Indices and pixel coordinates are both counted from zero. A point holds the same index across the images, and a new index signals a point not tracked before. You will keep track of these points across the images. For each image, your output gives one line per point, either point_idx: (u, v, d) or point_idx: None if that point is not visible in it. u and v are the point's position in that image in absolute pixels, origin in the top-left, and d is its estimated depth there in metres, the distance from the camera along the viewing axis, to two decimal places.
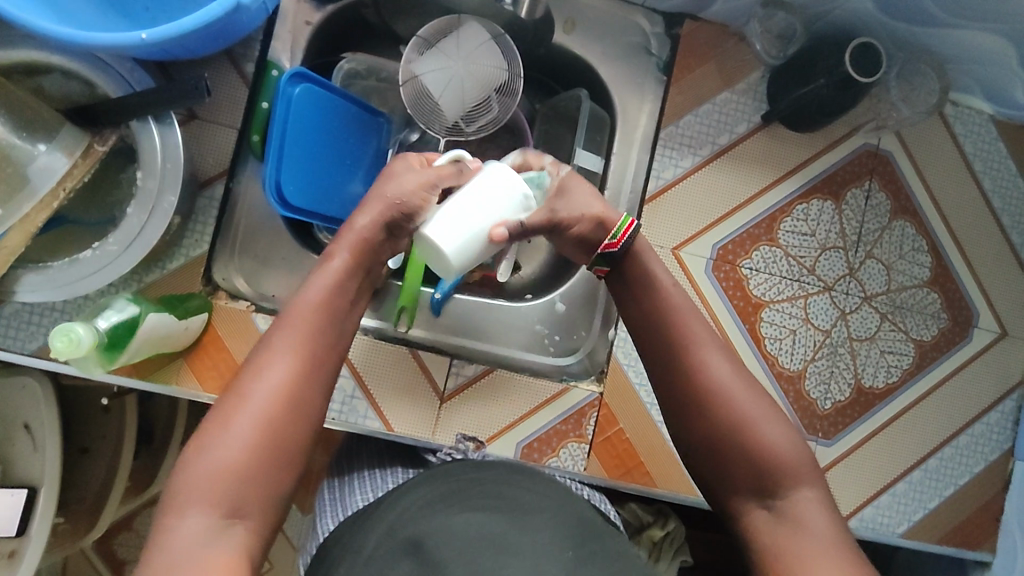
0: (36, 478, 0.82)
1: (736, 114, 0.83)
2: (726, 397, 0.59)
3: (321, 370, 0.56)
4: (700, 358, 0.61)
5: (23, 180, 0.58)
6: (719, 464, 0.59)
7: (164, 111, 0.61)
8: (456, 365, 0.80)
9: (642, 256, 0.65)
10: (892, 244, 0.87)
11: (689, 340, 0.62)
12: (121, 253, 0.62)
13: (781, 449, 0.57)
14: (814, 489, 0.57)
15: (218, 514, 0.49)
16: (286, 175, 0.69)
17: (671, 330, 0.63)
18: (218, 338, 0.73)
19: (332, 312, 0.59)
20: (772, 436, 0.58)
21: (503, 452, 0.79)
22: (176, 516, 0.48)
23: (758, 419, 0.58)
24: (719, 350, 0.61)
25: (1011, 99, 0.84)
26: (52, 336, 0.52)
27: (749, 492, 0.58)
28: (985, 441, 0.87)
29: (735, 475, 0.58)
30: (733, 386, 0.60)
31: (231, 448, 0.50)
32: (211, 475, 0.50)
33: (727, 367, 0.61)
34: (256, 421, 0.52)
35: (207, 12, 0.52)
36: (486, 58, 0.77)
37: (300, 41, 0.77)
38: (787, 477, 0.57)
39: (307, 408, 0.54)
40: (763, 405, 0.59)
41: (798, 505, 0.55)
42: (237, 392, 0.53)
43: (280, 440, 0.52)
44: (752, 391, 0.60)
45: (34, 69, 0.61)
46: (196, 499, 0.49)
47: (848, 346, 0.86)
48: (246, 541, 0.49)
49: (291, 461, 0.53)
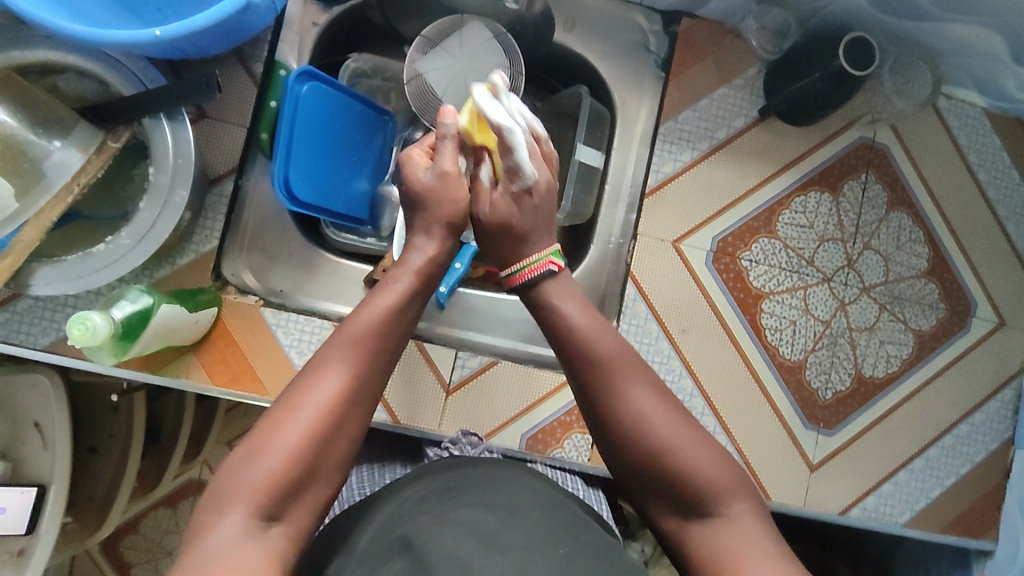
0: (46, 476, 0.83)
1: (733, 109, 0.85)
2: (645, 426, 0.56)
3: (373, 386, 0.55)
4: (616, 386, 0.57)
5: (39, 175, 0.59)
6: (644, 489, 0.56)
7: (176, 108, 0.63)
8: (460, 358, 0.81)
9: (545, 285, 0.63)
10: (889, 235, 0.88)
11: (605, 371, 0.58)
12: (134, 246, 0.63)
13: (706, 473, 0.54)
14: (744, 502, 0.54)
15: (254, 520, 0.48)
16: (293, 171, 0.70)
17: (586, 363, 0.59)
18: (228, 332, 0.75)
19: (390, 332, 0.57)
20: (697, 459, 0.54)
21: (507, 444, 0.80)
22: (216, 514, 0.47)
23: (681, 445, 0.55)
24: (640, 380, 0.58)
25: (1003, 93, 0.85)
26: (68, 324, 0.54)
27: (674, 514, 0.55)
28: (984, 430, 0.88)
29: (659, 490, 0.55)
30: (653, 416, 0.56)
31: (279, 455, 0.49)
32: (256, 478, 0.48)
33: (648, 395, 0.57)
34: (304, 430, 0.50)
35: (220, 10, 0.54)
36: (488, 56, 0.79)
37: (307, 42, 0.80)
38: (709, 493, 0.53)
39: (354, 425, 0.53)
40: (685, 428, 0.56)
41: (728, 519, 0.53)
42: (290, 401, 0.52)
43: (325, 450, 0.51)
44: (673, 416, 0.56)
45: (48, 69, 0.63)
46: (237, 499, 0.48)
47: (848, 337, 0.87)
48: (281, 547, 0.48)
49: (332, 470, 0.52)
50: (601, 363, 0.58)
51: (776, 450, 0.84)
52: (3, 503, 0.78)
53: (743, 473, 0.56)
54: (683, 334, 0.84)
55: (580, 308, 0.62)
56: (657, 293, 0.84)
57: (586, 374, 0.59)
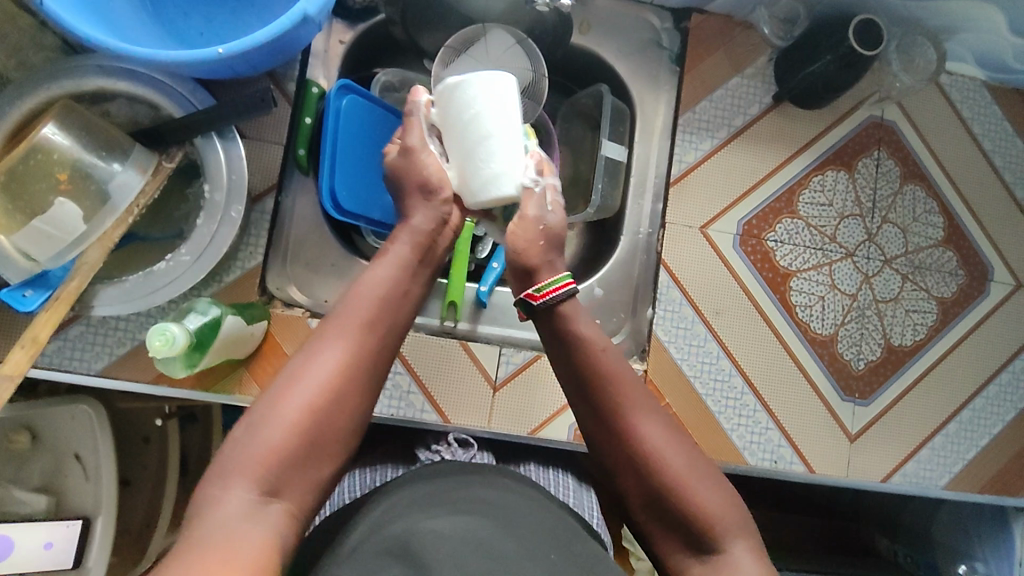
0: (90, 508, 0.82)
1: (747, 97, 0.89)
2: (653, 459, 0.57)
3: (375, 367, 0.57)
4: (629, 426, 0.58)
5: (104, 197, 0.61)
6: (652, 523, 0.57)
7: (227, 125, 0.65)
8: (504, 355, 0.83)
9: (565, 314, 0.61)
10: (905, 208, 0.91)
11: (613, 397, 0.59)
12: (193, 263, 0.65)
13: (711, 510, 0.55)
14: (744, 539, 0.55)
15: (257, 494, 0.49)
16: (339, 182, 0.74)
17: (594, 390, 0.60)
18: (278, 345, 0.76)
19: (384, 310, 0.58)
20: (703, 495, 0.56)
21: (556, 436, 0.81)
22: (219, 488, 0.49)
23: (687, 480, 0.56)
24: (649, 417, 0.58)
25: (1002, 64, 0.89)
26: (149, 335, 0.55)
27: (682, 550, 0.56)
28: (1012, 389, 0.91)
29: (668, 526, 0.56)
30: (663, 451, 0.57)
31: (275, 431, 0.51)
32: (260, 450, 0.50)
33: (656, 429, 0.58)
34: (305, 406, 0.52)
35: (276, 26, 0.57)
36: (512, 61, 0.82)
37: (335, 59, 0.83)
38: (714, 531, 0.54)
39: (350, 405, 0.54)
40: (692, 463, 0.57)
41: (731, 555, 0.54)
42: (291, 374, 0.54)
43: (325, 427, 0.53)
44: (681, 449, 0.58)
45: (101, 96, 0.65)
46: (243, 472, 0.49)
47: (874, 308, 0.90)
48: (282, 523, 0.49)
49: (332, 448, 0.53)
50: (612, 391, 0.59)
51: (815, 424, 0.87)
52: (50, 537, 0.78)
53: (745, 506, 0.57)
54: (718, 316, 0.86)
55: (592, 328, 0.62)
56: (688, 280, 0.86)
57: (598, 410, 0.59)
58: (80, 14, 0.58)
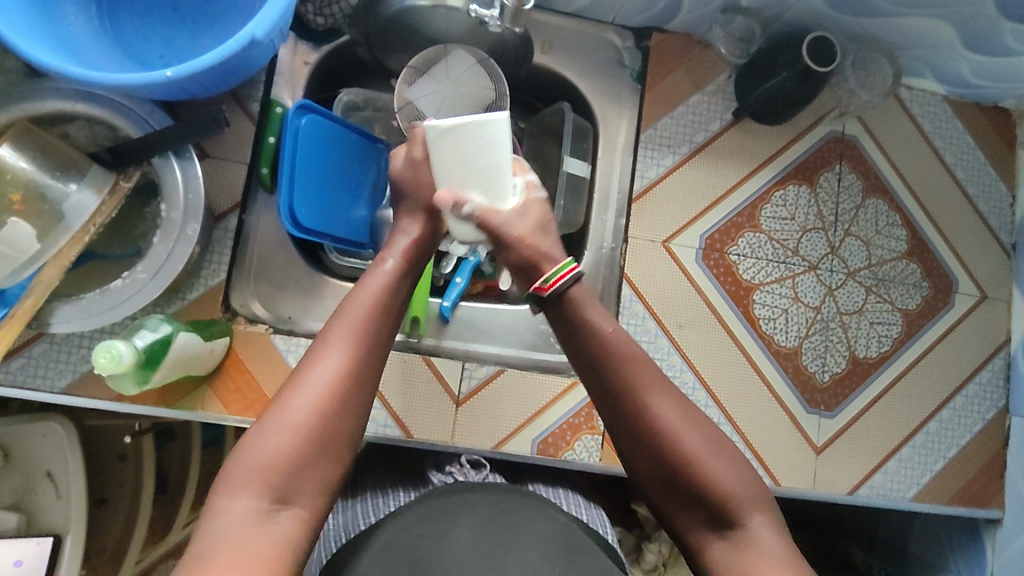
0: (61, 526, 0.83)
1: (708, 114, 0.90)
2: (673, 436, 0.57)
3: (373, 370, 0.56)
4: (643, 401, 0.58)
5: (58, 217, 0.62)
6: (671, 502, 0.57)
7: (183, 145, 0.67)
8: (467, 370, 0.83)
9: (576, 300, 0.63)
10: (868, 221, 0.92)
11: (629, 373, 0.59)
12: (149, 280, 0.66)
13: (730, 487, 0.55)
14: (764, 513, 0.55)
15: (265, 502, 0.49)
16: (299, 201, 0.74)
17: (612, 366, 0.60)
18: (240, 362, 0.77)
19: (384, 313, 0.59)
20: (721, 473, 0.56)
21: (519, 451, 0.82)
22: (227, 496, 0.48)
23: (706, 456, 0.56)
24: (662, 392, 0.59)
25: (960, 79, 0.91)
26: (95, 352, 0.57)
27: (703, 527, 0.56)
28: (980, 400, 0.91)
29: (690, 504, 0.56)
30: (676, 424, 0.57)
31: (281, 436, 0.50)
32: (267, 455, 0.50)
33: (673, 408, 0.58)
34: (307, 412, 0.52)
35: (224, 48, 0.58)
36: (473, 79, 0.84)
37: (300, 79, 0.84)
38: (733, 509, 0.55)
39: (359, 406, 0.54)
40: (707, 439, 0.57)
41: (750, 529, 0.54)
42: (294, 383, 0.53)
43: (331, 429, 0.52)
44: (697, 426, 0.58)
45: (60, 117, 0.66)
46: (250, 478, 0.49)
47: (838, 320, 0.90)
48: (294, 529, 0.49)
49: (338, 448, 0.52)
50: (629, 367, 0.60)
51: (781, 436, 0.86)
52: (19, 555, 0.79)
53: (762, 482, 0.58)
54: (682, 330, 0.87)
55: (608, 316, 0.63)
56: (651, 293, 0.87)
57: (613, 383, 0.60)
58: (40, 42, 0.60)
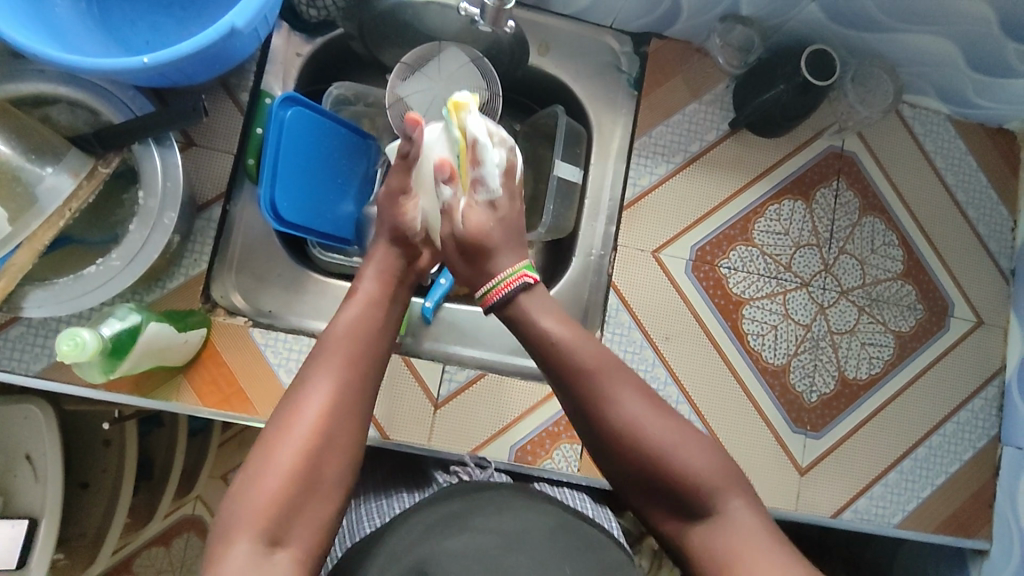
0: (37, 509, 0.82)
1: (704, 123, 0.89)
2: (639, 433, 0.55)
3: (362, 399, 0.55)
4: (607, 403, 0.56)
5: (32, 199, 0.63)
6: (644, 494, 0.57)
7: (164, 133, 0.67)
8: (447, 372, 0.82)
9: (521, 311, 0.61)
10: (864, 240, 0.90)
11: (586, 376, 0.57)
12: (124, 267, 0.66)
13: (703, 475, 0.54)
14: (741, 497, 0.54)
15: (261, 544, 0.48)
16: (280, 193, 0.73)
17: (571, 374, 0.57)
18: (216, 353, 0.76)
19: (366, 342, 0.58)
20: (692, 462, 0.54)
21: (496, 458, 0.81)
22: (224, 546, 0.47)
23: (675, 447, 0.55)
24: (626, 387, 0.57)
25: (963, 98, 0.89)
26: (58, 340, 0.57)
27: (677, 514, 0.55)
28: (971, 427, 0.89)
29: (663, 495, 0.56)
30: (641, 420, 0.55)
31: (273, 478, 0.49)
32: (258, 502, 0.49)
33: (636, 402, 0.56)
34: (297, 449, 0.51)
35: (202, 37, 0.58)
36: (464, 79, 0.82)
37: (291, 72, 0.84)
38: (709, 496, 0.54)
39: (349, 436, 0.53)
40: (676, 430, 0.56)
41: (727, 514, 0.53)
42: (280, 423, 0.52)
43: (323, 464, 0.51)
44: (664, 419, 0.56)
45: (43, 100, 0.66)
46: (244, 525, 0.48)
47: (829, 339, 0.88)
48: (291, 570, 0.48)
49: (331, 483, 0.52)
50: (587, 370, 0.57)
51: (766, 454, 0.85)
52: None
53: (736, 464, 0.57)
54: (668, 341, 0.85)
55: (563, 326, 0.60)
56: (639, 302, 0.86)
57: (571, 387, 0.58)
58: (22, 24, 0.60)
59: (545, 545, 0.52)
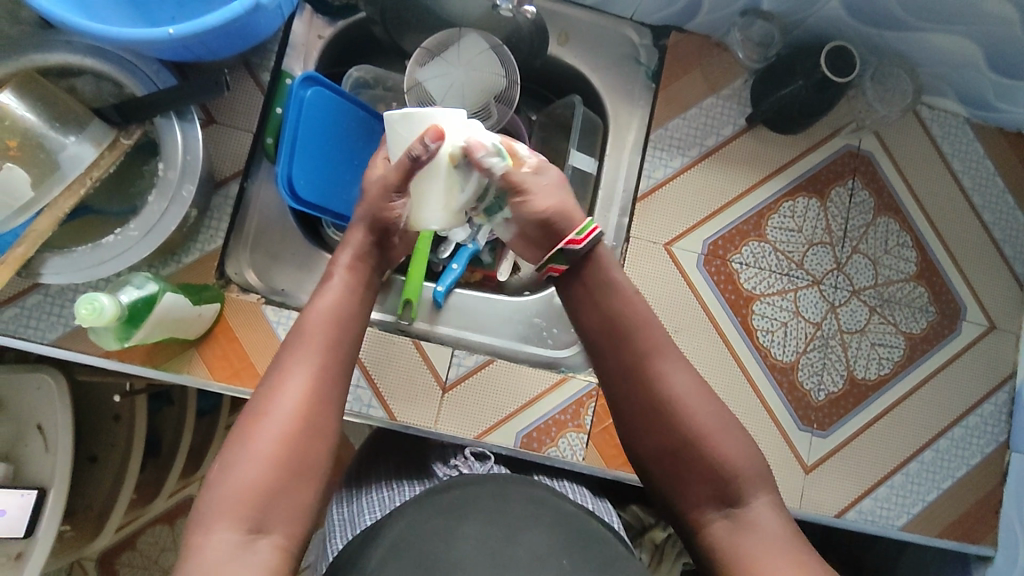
0: (46, 479, 0.83)
1: (721, 118, 0.89)
2: (685, 410, 0.57)
3: (339, 383, 0.56)
4: (659, 371, 0.59)
5: (54, 165, 0.64)
6: (675, 477, 0.58)
7: (186, 106, 0.68)
8: (457, 356, 0.82)
9: (599, 270, 0.63)
10: (877, 240, 0.90)
11: (639, 348, 0.60)
12: (142, 238, 0.67)
13: (738, 466, 0.56)
14: (768, 495, 0.55)
15: (243, 531, 0.48)
16: (297, 170, 0.74)
17: (628, 336, 0.60)
18: (229, 329, 0.76)
19: (341, 332, 0.59)
20: (730, 451, 0.56)
21: (502, 443, 0.81)
22: (203, 534, 0.48)
23: (716, 433, 0.56)
24: (677, 364, 0.60)
25: (983, 101, 0.89)
26: (77, 303, 0.58)
27: (705, 505, 0.56)
28: (980, 433, 0.88)
29: (693, 484, 0.57)
30: (688, 397, 0.58)
31: (254, 466, 0.50)
32: (239, 488, 0.49)
33: (687, 380, 0.59)
34: (280, 436, 0.51)
35: (229, 11, 0.60)
36: (485, 65, 0.83)
37: (312, 53, 0.84)
38: (743, 488, 0.55)
39: (327, 424, 0.54)
40: (719, 417, 0.58)
41: (754, 510, 0.54)
42: (256, 411, 0.53)
43: (305, 453, 0.52)
44: (709, 402, 0.58)
45: (68, 71, 0.67)
46: (224, 513, 0.48)
47: (838, 338, 0.88)
48: (274, 557, 0.49)
49: (312, 470, 0.52)
50: (645, 336, 0.60)
51: (773, 452, 0.84)
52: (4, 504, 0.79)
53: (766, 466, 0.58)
54: (677, 335, 0.85)
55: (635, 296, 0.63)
56: (650, 295, 0.86)
57: (627, 351, 0.60)
58: None
59: (550, 530, 0.52)
